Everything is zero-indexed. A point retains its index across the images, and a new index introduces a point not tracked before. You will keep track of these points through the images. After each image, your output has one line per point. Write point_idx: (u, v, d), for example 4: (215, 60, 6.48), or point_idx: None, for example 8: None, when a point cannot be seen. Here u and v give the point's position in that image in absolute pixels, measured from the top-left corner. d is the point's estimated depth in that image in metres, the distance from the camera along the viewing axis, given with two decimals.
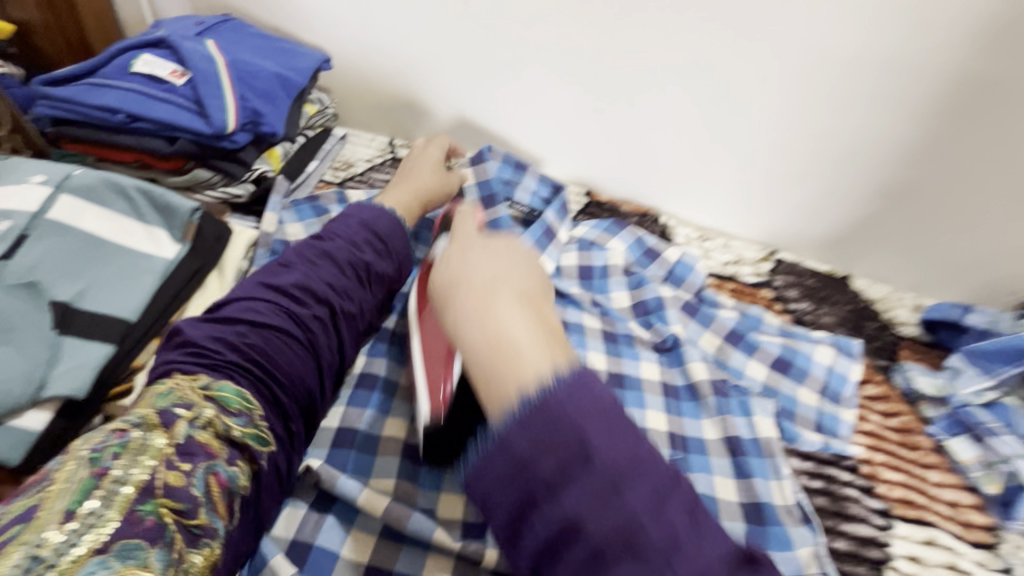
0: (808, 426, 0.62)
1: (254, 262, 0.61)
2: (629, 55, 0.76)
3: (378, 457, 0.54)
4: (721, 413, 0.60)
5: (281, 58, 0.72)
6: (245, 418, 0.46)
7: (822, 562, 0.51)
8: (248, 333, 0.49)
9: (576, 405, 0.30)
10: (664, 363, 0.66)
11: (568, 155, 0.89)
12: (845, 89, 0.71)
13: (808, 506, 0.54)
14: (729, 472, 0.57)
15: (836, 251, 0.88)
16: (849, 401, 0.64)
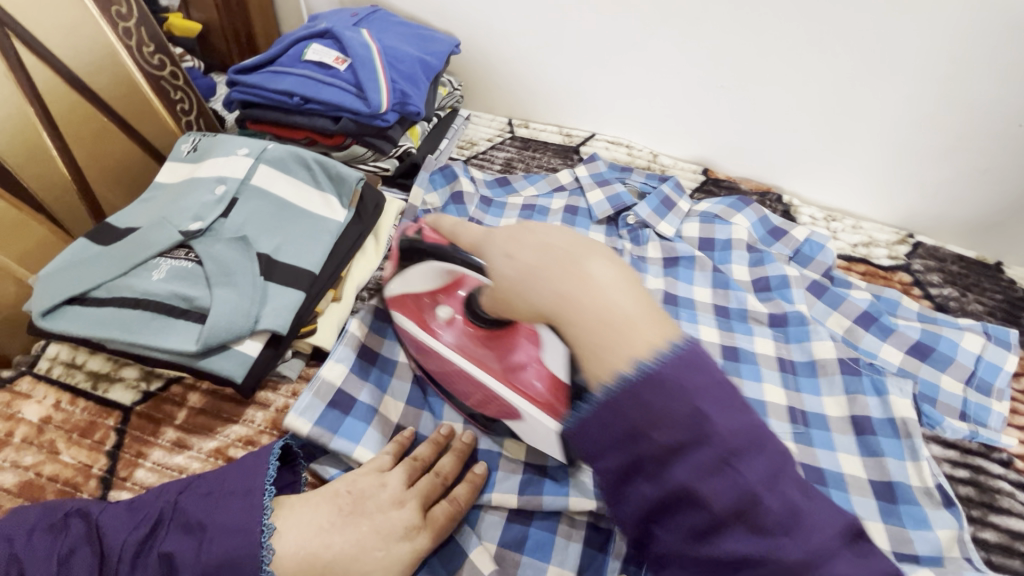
0: (951, 412, 0.59)
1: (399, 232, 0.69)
2: (760, 28, 0.74)
3: None
4: (850, 394, 0.59)
5: (420, 44, 0.79)
6: None
7: (963, 546, 0.49)
8: (178, 542, 0.39)
9: (805, 497, 0.33)
10: (780, 340, 0.65)
11: (684, 131, 0.90)
12: (1016, 53, 0.65)
13: (950, 490, 0.52)
14: (855, 450, 0.56)
15: (988, 234, 0.81)
16: (1002, 393, 0.59)
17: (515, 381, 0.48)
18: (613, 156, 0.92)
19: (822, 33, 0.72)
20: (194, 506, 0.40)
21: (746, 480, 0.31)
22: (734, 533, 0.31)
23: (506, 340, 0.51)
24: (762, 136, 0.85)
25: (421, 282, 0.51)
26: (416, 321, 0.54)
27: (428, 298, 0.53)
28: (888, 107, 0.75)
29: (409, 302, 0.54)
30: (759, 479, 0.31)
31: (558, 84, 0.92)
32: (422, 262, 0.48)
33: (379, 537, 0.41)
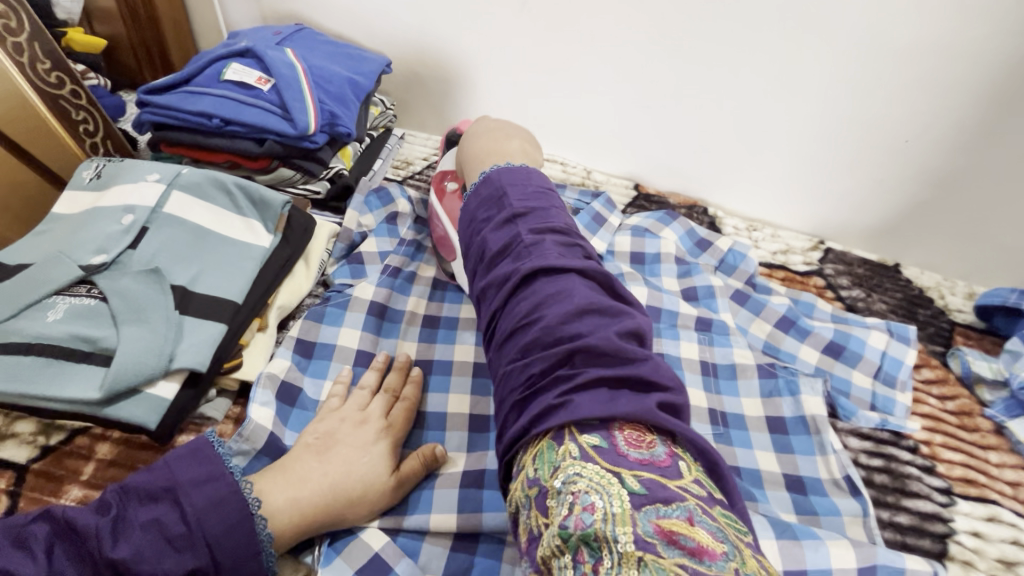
0: (863, 404, 0.64)
1: (332, 257, 0.67)
2: (678, 51, 0.79)
3: (448, 433, 0.55)
4: (771, 396, 0.63)
5: (349, 63, 0.77)
6: None
7: (870, 531, 0.53)
8: (146, 514, 0.39)
9: (636, 348, 0.38)
10: (703, 342, 0.68)
11: (615, 149, 0.93)
12: (899, 75, 0.73)
13: (857, 478, 0.56)
14: (770, 446, 0.60)
15: (886, 239, 0.90)
16: (905, 384, 0.65)
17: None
18: (548, 173, 0.94)
19: (733, 58, 0.78)
20: (149, 473, 0.41)
21: (577, 293, 0.40)
22: (577, 357, 0.37)
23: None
24: (688, 152, 0.90)
25: (452, 163, 0.67)
26: (437, 195, 0.68)
27: (449, 177, 0.67)
28: (797, 126, 0.82)
29: (440, 178, 0.68)
30: (597, 332, 0.38)
31: (492, 103, 0.93)
32: (455, 152, 0.66)
33: (358, 448, 0.48)
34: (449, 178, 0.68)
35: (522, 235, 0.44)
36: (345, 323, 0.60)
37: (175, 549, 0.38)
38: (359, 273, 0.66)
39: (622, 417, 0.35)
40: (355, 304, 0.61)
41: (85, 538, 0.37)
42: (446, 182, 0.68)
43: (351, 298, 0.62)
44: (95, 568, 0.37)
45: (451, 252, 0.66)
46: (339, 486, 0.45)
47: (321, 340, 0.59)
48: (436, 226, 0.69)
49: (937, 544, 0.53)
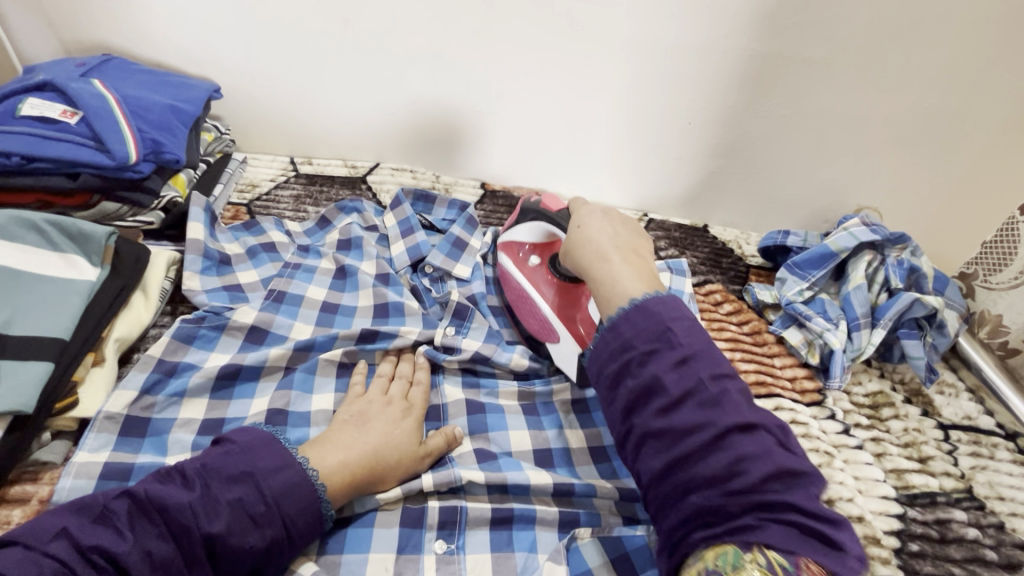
0: None
1: (187, 270, 0.65)
2: (492, 58, 0.89)
3: (313, 428, 0.56)
4: None
5: (170, 91, 0.76)
6: None
7: None
8: (217, 495, 0.44)
9: (750, 408, 0.46)
10: None
11: (457, 152, 1.01)
12: (669, 68, 0.89)
13: None
14: None
15: (693, 206, 1.07)
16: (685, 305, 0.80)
17: (570, 322, 0.65)
18: (398, 181, 0.99)
19: (540, 62, 0.89)
20: (267, 455, 0.47)
21: (696, 374, 0.46)
22: (686, 408, 0.45)
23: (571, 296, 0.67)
24: (522, 149, 1.00)
25: (529, 233, 0.71)
26: (513, 259, 0.72)
27: (527, 246, 0.72)
28: (603, 117, 0.95)
29: (516, 245, 0.72)
30: (703, 374, 0.46)
31: (334, 120, 0.97)
32: (533, 220, 0.69)
33: (389, 423, 0.54)
34: (527, 249, 0.72)
35: (678, 347, 0.47)
36: (219, 347, 0.61)
37: (257, 524, 0.44)
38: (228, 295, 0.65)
39: (808, 557, 0.38)
40: (231, 327, 0.61)
41: (191, 512, 0.42)
42: (524, 254, 0.72)
43: (228, 321, 0.61)
44: (185, 540, 0.42)
45: (512, 296, 0.71)
46: (378, 453, 0.51)
47: (186, 361, 0.58)
48: (508, 287, 0.72)
49: None
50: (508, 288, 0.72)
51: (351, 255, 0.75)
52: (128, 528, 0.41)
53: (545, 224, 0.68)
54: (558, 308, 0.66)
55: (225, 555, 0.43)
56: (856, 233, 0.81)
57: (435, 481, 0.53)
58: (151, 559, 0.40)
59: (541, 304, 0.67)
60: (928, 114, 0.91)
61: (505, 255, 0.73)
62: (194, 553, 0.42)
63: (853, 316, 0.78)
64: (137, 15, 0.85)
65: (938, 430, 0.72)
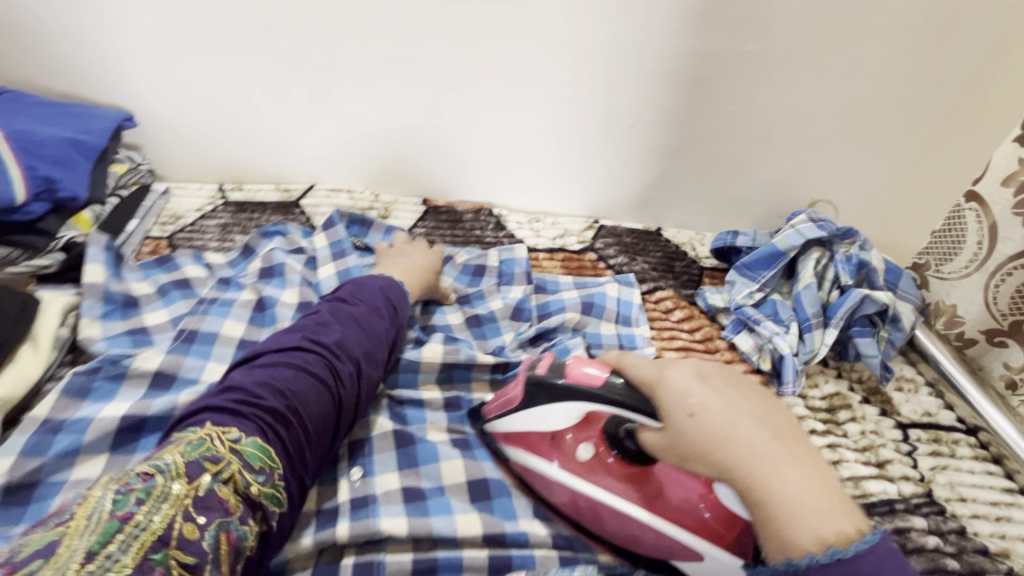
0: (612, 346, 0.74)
1: (84, 316, 0.61)
2: (422, 69, 0.85)
3: None
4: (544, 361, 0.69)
5: (70, 121, 0.72)
6: (265, 476, 0.45)
7: None
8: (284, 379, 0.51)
9: None
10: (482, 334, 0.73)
11: (395, 168, 0.97)
12: (606, 70, 0.86)
13: None
14: None
15: (645, 211, 1.05)
16: (638, 320, 0.78)
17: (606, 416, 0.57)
18: (334, 203, 0.95)
19: (472, 71, 0.86)
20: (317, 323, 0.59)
21: None
22: None
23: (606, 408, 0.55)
24: (464, 162, 0.97)
25: (559, 418, 0.54)
26: (548, 460, 0.56)
27: (570, 437, 0.55)
28: (544, 124, 0.92)
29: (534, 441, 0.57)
30: None
31: (264, 143, 0.93)
32: (564, 403, 0.53)
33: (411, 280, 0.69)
34: (569, 440, 0.55)
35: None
36: (117, 398, 0.56)
37: (284, 394, 0.50)
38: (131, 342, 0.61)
39: None
40: (133, 375, 0.57)
41: (270, 418, 0.48)
42: (571, 447, 0.55)
43: (128, 368, 0.57)
44: (282, 410, 0.49)
45: (608, 530, 0.53)
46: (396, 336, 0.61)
47: (75, 417, 0.54)
48: (552, 489, 0.56)
49: None
50: (591, 521, 0.53)
51: (275, 281, 0.71)
52: (206, 416, 0.46)
53: (572, 404, 0.52)
54: (681, 515, 0.49)
55: (286, 413, 0.49)
56: (802, 230, 0.78)
57: (352, 531, 0.51)
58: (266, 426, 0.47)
59: (620, 505, 0.52)
60: (869, 103, 0.89)
61: (531, 455, 0.57)
62: (272, 427, 0.48)
63: (804, 316, 0.75)
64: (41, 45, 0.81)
65: (898, 430, 0.70)
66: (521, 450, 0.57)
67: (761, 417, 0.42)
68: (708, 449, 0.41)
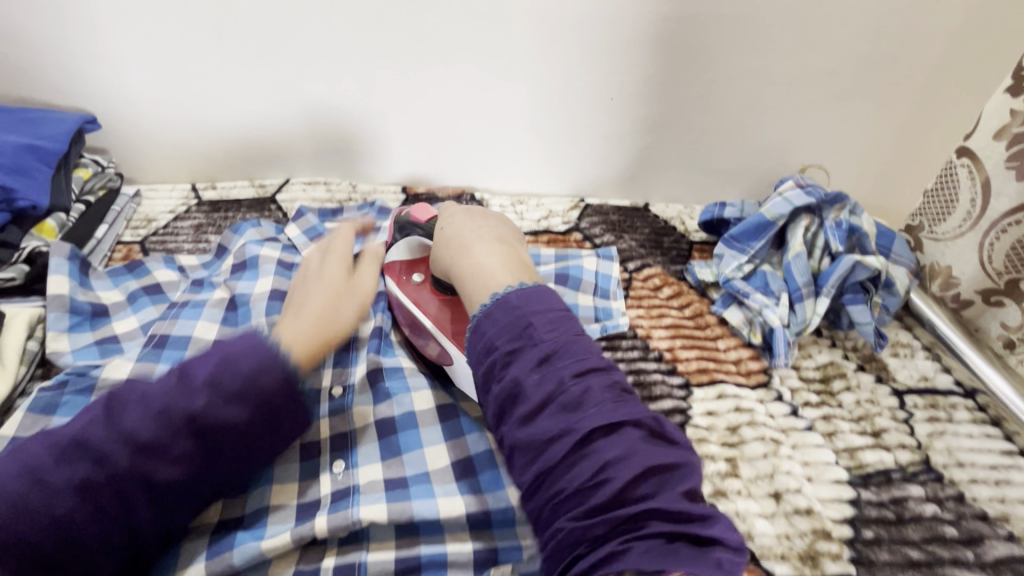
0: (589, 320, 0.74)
1: (52, 329, 0.60)
2: (388, 51, 0.82)
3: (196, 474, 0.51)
4: None
5: (27, 127, 0.69)
6: (54, 537, 0.38)
7: None
8: (81, 442, 0.40)
9: (615, 400, 0.41)
10: None
11: (370, 157, 0.94)
12: (579, 41, 0.83)
13: None
14: None
15: (632, 187, 1.02)
16: (617, 294, 0.77)
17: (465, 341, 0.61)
18: (311, 197, 0.92)
19: (441, 49, 0.83)
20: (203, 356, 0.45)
21: (570, 401, 0.40)
22: (563, 447, 0.39)
23: (460, 311, 0.64)
24: (441, 147, 0.94)
25: (403, 252, 0.70)
26: (396, 280, 0.68)
27: (406, 268, 0.69)
28: (520, 102, 0.89)
29: (396, 266, 0.69)
30: (589, 408, 0.40)
31: (233, 138, 0.90)
32: (408, 237, 0.70)
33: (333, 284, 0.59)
34: (405, 271, 0.69)
35: (538, 349, 0.43)
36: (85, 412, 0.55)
37: (71, 460, 0.40)
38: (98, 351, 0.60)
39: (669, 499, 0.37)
40: (99, 388, 0.56)
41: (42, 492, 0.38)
42: (407, 275, 0.69)
43: (93, 381, 0.56)
44: (56, 482, 0.39)
45: (437, 353, 0.64)
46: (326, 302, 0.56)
47: (43, 434, 0.53)
48: (399, 313, 0.68)
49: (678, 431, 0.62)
50: (421, 334, 0.65)
51: (247, 275, 0.69)
52: None
53: (416, 237, 0.69)
54: (468, 339, 0.61)
55: (71, 484, 0.39)
56: (789, 197, 0.76)
57: (330, 524, 0.49)
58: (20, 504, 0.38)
59: (442, 336, 0.62)
60: (857, 61, 0.86)
61: (392, 285, 0.68)
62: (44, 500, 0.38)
63: (794, 286, 0.73)
64: None
65: (894, 398, 0.68)
66: (389, 301, 0.69)
67: (487, 220, 0.65)
68: (460, 255, 0.59)
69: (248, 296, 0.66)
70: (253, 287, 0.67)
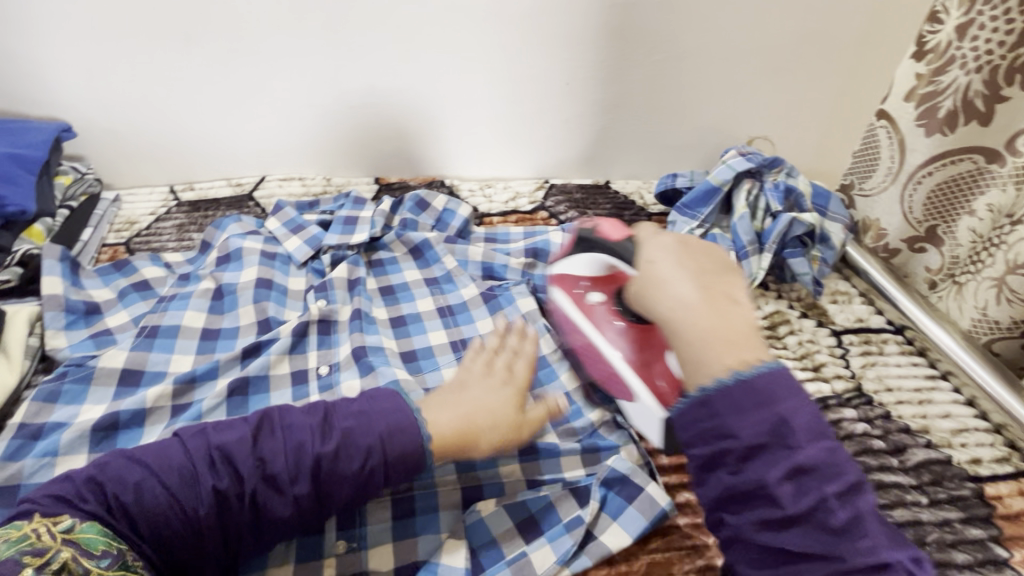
0: None
1: (49, 328, 0.63)
2: (352, 48, 0.87)
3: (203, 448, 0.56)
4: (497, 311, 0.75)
5: (8, 137, 0.72)
6: (111, 559, 0.41)
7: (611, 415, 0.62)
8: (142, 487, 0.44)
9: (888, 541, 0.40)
10: (436, 293, 0.77)
11: (341, 152, 0.98)
12: (531, 30, 0.88)
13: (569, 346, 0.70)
14: None
15: (594, 165, 1.07)
16: None
17: (648, 374, 0.57)
18: (287, 192, 0.95)
19: (402, 44, 0.87)
20: (344, 415, 0.49)
21: (826, 490, 0.39)
22: (812, 532, 0.39)
23: (649, 340, 0.57)
24: (409, 138, 0.99)
25: (586, 266, 0.62)
26: (570, 295, 0.64)
27: (585, 282, 0.62)
28: (481, 91, 0.94)
29: (569, 278, 0.64)
30: (843, 500, 0.39)
31: (206, 140, 0.93)
32: (592, 252, 0.61)
33: (486, 390, 0.55)
34: (582, 283, 0.63)
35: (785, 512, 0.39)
36: (89, 399, 0.58)
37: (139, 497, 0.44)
38: (95, 344, 0.63)
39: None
40: (98, 375, 0.60)
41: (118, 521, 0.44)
42: (581, 291, 0.63)
43: (93, 369, 0.59)
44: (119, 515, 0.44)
45: (602, 375, 0.62)
46: (477, 414, 0.53)
47: (51, 420, 0.56)
48: (575, 337, 0.65)
49: None
50: (586, 357, 0.64)
51: (232, 266, 0.73)
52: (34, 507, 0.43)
53: (598, 254, 0.60)
54: (650, 381, 0.56)
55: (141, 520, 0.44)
56: (731, 164, 0.83)
57: None
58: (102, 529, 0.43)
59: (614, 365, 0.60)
60: (787, 37, 0.94)
61: (562, 292, 0.65)
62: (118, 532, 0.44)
63: (741, 245, 0.81)
64: None
65: (832, 337, 0.76)
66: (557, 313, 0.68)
67: (688, 267, 0.49)
68: (652, 282, 0.50)
69: (233, 285, 0.71)
70: (239, 276, 0.72)
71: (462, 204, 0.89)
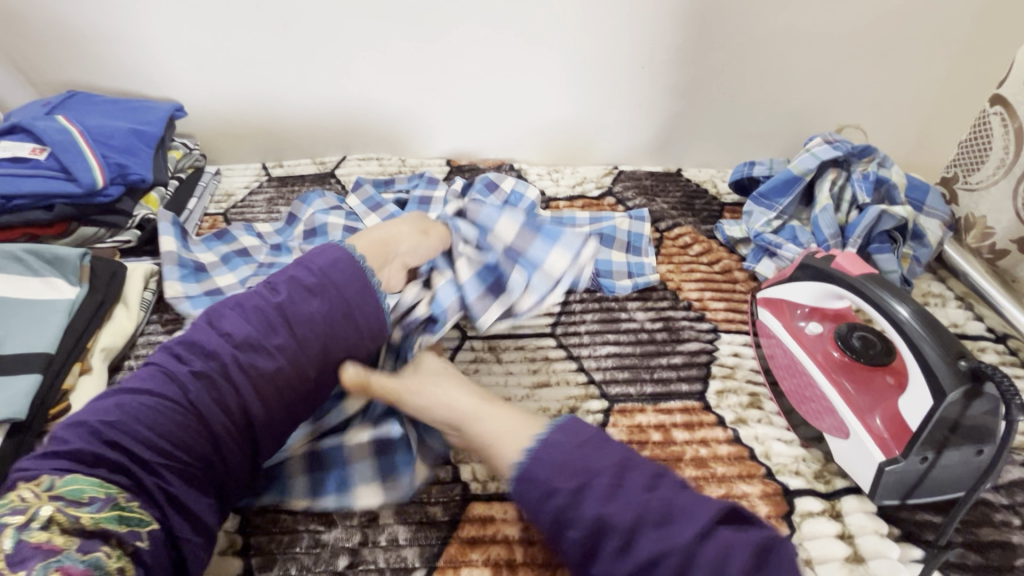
0: (623, 275, 0.78)
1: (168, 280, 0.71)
2: (432, 34, 0.88)
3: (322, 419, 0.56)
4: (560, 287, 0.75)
5: (132, 115, 0.81)
6: (100, 502, 0.40)
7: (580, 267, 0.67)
8: (149, 400, 0.44)
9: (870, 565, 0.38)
10: None
11: (416, 134, 1.02)
12: (612, 13, 0.86)
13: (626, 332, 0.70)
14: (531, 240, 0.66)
15: (665, 152, 1.04)
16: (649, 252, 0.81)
17: (867, 415, 0.54)
18: (365, 170, 1.00)
19: (481, 30, 0.88)
20: (288, 283, 0.51)
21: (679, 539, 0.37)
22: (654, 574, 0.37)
23: (870, 380, 0.56)
24: (481, 122, 1.00)
25: (808, 294, 0.62)
26: (787, 321, 0.64)
27: (806, 310, 0.64)
28: (555, 76, 0.93)
29: (789, 304, 0.65)
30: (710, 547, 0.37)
31: (292, 120, 0.98)
32: (827, 283, 0.59)
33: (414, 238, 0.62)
34: (802, 315, 0.64)
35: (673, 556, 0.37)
36: None
37: (164, 403, 0.44)
38: (207, 299, 0.70)
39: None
40: None
41: (154, 436, 0.43)
42: (800, 321, 0.64)
43: None
44: (140, 443, 0.43)
45: (804, 394, 0.60)
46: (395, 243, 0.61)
47: None
48: (784, 377, 0.63)
49: (704, 369, 0.67)
50: (787, 372, 0.62)
51: (316, 238, 0.79)
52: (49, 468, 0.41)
53: (829, 285, 0.59)
54: (886, 406, 0.54)
55: (164, 436, 0.43)
56: (816, 153, 0.79)
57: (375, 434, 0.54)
58: (145, 450, 0.43)
59: (827, 381, 0.58)
60: (892, 16, 0.86)
61: (775, 320, 0.65)
62: (149, 453, 0.43)
63: (822, 238, 0.76)
64: (90, 48, 0.88)
65: None
66: (766, 322, 0.66)
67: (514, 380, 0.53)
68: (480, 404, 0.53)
69: None
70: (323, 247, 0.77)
71: (530, 186, 0.90)
